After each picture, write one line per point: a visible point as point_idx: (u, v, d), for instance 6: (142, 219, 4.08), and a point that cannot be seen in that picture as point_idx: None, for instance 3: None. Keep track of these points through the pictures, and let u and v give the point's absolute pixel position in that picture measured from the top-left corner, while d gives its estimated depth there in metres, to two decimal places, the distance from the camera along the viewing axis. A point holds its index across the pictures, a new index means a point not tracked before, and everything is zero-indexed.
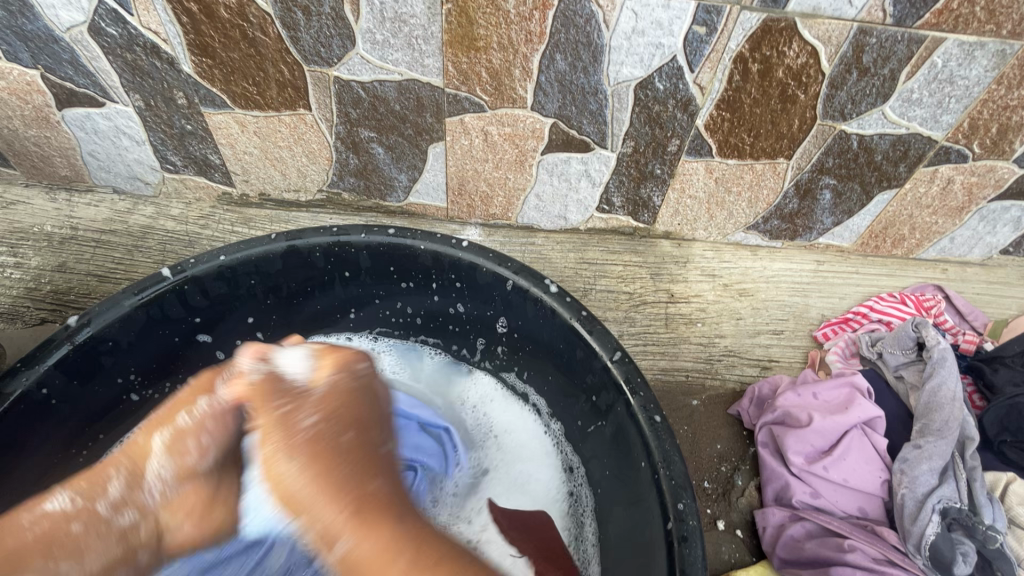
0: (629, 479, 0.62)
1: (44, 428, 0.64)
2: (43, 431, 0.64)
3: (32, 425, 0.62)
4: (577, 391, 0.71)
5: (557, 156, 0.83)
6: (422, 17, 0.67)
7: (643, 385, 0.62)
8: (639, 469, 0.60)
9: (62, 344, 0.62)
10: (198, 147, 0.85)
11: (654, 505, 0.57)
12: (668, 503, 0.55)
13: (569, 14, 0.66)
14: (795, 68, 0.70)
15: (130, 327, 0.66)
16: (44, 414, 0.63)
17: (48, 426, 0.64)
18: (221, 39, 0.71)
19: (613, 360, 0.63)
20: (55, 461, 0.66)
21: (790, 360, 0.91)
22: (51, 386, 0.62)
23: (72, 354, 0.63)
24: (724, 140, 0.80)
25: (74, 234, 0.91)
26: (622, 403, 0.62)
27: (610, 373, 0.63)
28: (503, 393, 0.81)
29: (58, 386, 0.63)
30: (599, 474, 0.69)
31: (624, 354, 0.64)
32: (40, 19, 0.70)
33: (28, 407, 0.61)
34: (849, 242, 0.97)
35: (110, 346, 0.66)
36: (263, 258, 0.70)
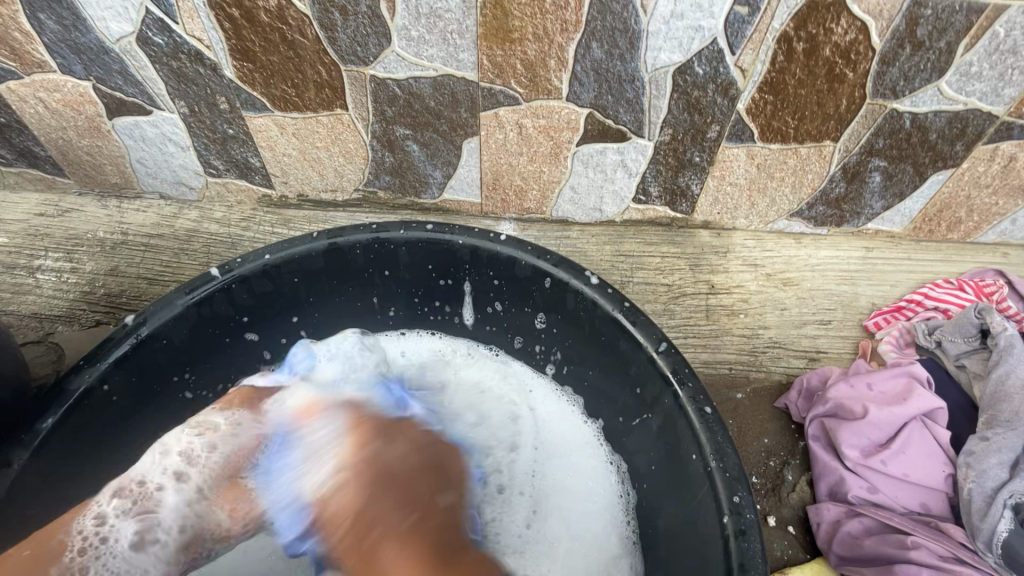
0: (678, 474, 0.61)
1: (104, 424, 0.66)
2: (103, 427, 0.66)
3: (96, 421, 0.65)
4: (619, 385, 0.70)
5: (592, 147, 0.82)
6: (457, 12, 0.67)
7: (690, 376, 0.60)
8: (690, 462, 0.59)
9: (122, 341, 0.65)
10: (239, 150, 0.87)
11: (706, 499, 0.56)
12: (722, 497, 0.54)
13: (605, 1, 0.65)
14: (843, 45, 0.68)
15: (183, 325, 0.68)
16: (106, 410, 0.66)
17: (110, 423, 0.67)
18: (262, 43, 0.72)
19: (659, 352, 0.62)
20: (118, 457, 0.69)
21: (839, 351, 0.88)
22: (111, 383, 0.65)
23: (131, 352, 0.65)
24: (766, 124, 0.78)
25: (124, 239, 0.95)
26: (669, 395, 0.61)
27: (656, 365, 0.62)
28: (540, 385, 0.79)
29: (118, 383, 0.66)
30: (645, 469, 0.68)
31: (670, 345, 0.62)
32: (92, 31, 0.73)
33: (91, 404, 0.64)
34: (901, 227, 0.92)
35: (164, 344, 0.68)
36: (305, 256, 0.71)
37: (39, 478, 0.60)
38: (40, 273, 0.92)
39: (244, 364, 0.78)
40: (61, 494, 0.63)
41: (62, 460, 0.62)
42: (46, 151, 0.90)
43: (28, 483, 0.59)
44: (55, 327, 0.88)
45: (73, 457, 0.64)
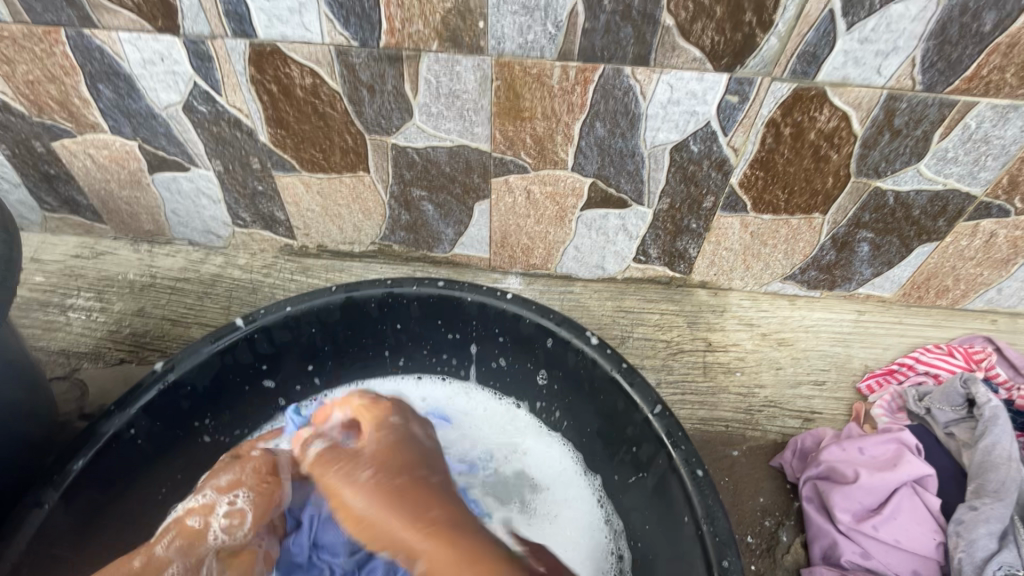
0: (672, 534, 0.63)
1: (129, 466, 0.70)
2: (128, 469, 0.70)
3: (121, 464, 0.69)
4: (616, 443, 0.72)
5: (595, 212, 0.88)
6: (474, 93, 0.74)
7: (684, 438, 0.63)
8: (682, 523, 0.61)
9: (151, 388, 0.69)
10: (267, 205, 0.94)
11: (697, 561, 0.58)
12: (713, 560, 0.57)
13: (608, 87, 0.72)
14: (826, 131, 0.74)
15: (206, 372, 0.73)
16: (131, 453, 0.69)
17: (133, 465, 0.70)
18: (296, 113, 0.80)
19: (654, 413, 0.65)
20: (139, 497, 0.72)
21: (834, 413, 0.90)
22: (138, 427, 0.69)
23: (158, 397, 0.70)
24: (758, 196, 0.83)
25: (152, 282, 1.01)
26: (664, 456, 0.64)
27: (651, 426, 0.65)
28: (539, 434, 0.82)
29: (144, 427, 0.70)
30: (640, 528, 0.70)
31: (665, 407, 0.65)
32: (144, 99, 0.80)
33: (117, 448, 0.68)
34: (892, 292, 0.96)
35: (188, 389, 0.72)
36: (323, 309, 0.76)
37: (66, 518, 0.63)
38: (72, 311, 0.98)
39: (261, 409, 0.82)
40: (85, 534, 0.67)
41: (87, 501, 0.66)
42: (88, 199, 0.97)
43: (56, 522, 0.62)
44: (81, 364, 0.93)
45: (99, 499, 0.67)
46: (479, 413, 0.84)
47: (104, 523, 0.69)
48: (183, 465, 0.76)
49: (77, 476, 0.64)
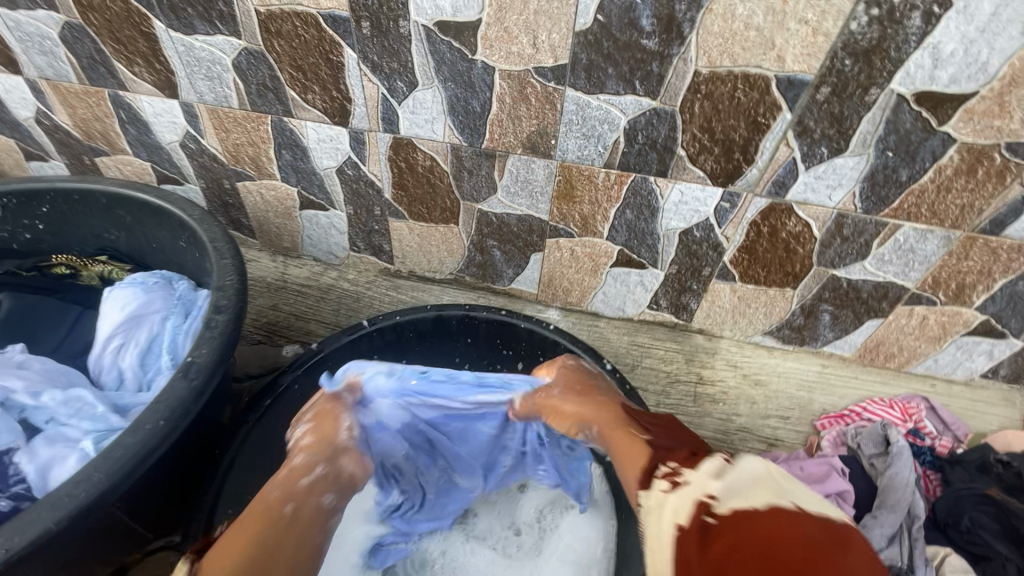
0: None
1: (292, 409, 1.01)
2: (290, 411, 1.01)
3: (286, 408, 1.00)
4: None
5: (621, 270, 1.18)
6: (542, 181, 1.05)
7: None
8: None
9: (310, 358, 1.02)
10: (378, 239, 1.27)
11: None
12: None
13: (637, 188, 1.02)
14: (794, 232, 1.02)
15: (341, 352, 1.06)
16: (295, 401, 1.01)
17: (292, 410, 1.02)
18: (414, 181, 1.12)
19: None
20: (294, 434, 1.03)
21: (792, 442, 1.17)
22: (301, 383, 1.01)
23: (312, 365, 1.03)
24: (745, 272, 1.11)
25: (285, 285, 1.35)
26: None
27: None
28: None
29: (303, 384, 1.02)
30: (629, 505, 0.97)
31: None
32: (311, 162, 1.15)
33: (287, 395, 1.00)
34: (850, 353, 1.22)
35: (328, 363, 1.05)
36: (420, 320, 1.09)
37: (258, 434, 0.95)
38: None
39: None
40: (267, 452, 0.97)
41: (269, 428, 0.97)
42: (249, 221, 1.32)
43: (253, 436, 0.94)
44: None
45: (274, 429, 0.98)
46: None
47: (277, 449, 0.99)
48: None
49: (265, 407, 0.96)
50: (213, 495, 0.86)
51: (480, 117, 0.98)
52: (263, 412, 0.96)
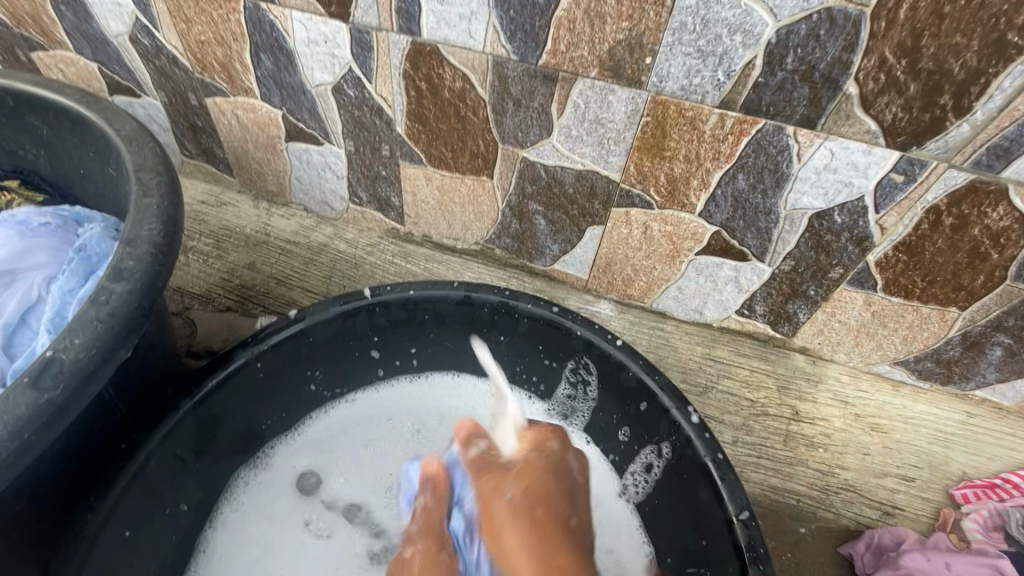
0: None
1: (248, 397, 0.73)
2: (246, 399, 0.73)
3: (240, 392, 0.71)
4: (688, 526, 0.68)
5: (710, 259, 0.85)
6: (620, 123, 0.73)
7: (766, 557, 0.59)
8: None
9: (283, 332, 0.72)
10: (385, 189, 0.97)
11: None
12: None
13: (763, 143, 0.68)
14: (994, 228, 0.68)
15: (328, 329, 0.75)
16: (252, 385, 0.72)
17: (250, 394, 0.73)
18: (437, 112, 0.81)
19: (739, 519, 0.61)
20: (249, 426, 0.75)
21: (917, 513, 0.86)
22: (264, 361, 0.72)
23: (285, 341, 0.73)
24: (893, 279, 0.78)
25: (266, 239, 1.06)
26: (737, 566, 0.60)
27: (732, 533, 0.61)
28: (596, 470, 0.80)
29: (267, 363, 0.72)
30: None
31: (752, 517, 0.60)
32: (299, 75, 0.83)
33: (243, 377, 0.71)
34: (1011, 401, 0.89)
35: (308, 341, 0.75)
36: (440, 300, 0.78)
37: (191, 425, 0.66)
38: (192, 253, 1.05)
39: (358, 371, 0.83)
40: (205, 451, 0.70)
41: (208, 421, 0.69)
42: (224, 153, 1.03)
43: (183, 429, 0.66)
44: (193, 305, 1.00)
45: (218, 422, 0.70)
46: None
47: (216, 445, 0.71)
48: (289, 406, 0.79)
49: (208, 392, 0.67)
50: (103, 519, 0.58)
51: (543, 13, 0.65)
52: (202, 397, 0.67)
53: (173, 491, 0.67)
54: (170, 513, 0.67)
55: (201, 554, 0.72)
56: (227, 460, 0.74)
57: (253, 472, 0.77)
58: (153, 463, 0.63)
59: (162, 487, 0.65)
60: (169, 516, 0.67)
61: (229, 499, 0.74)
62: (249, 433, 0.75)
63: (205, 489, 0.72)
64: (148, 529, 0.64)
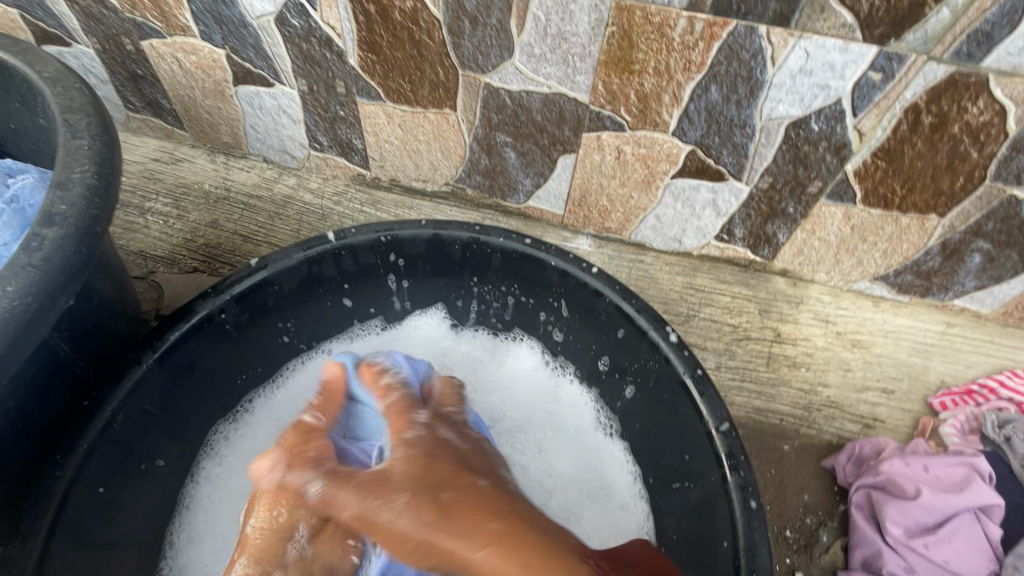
0: (706, 544, 0.62)
1: (217, 350, 0.71)
2: (215, 353, 0.71)
3: (208, 345, 0.69)
4: (670, 445, 0.69)
5: (686, 182, 0.83)
6: (584, 37, 0.68)
7: (745, 463, 0.59)
8: (720, 547, 0.59)
9: (246, 280, 0.69)
10: (346, 131, 0.92)
11: None
12: None
13: (735, 47, 0.64)
14: (974, 125, 0.65)
15: (295, 277, 0.73)
16: (221, 339, 0.70)
17: (218, 347, 0.71)
18: (390, 39, 0.75)
19: (719, 430, 0.61)
20: (222, 381, 0.74)
21: (897, 423, 0.87)
22: (229, 313, 0.69)
23: (249, 291, 0.70)
24: (872, 189, 0.76)
25: (227, 195, 1.01)
26: (717, 475, 0.60)
27: (712, 444, 0.61)
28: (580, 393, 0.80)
29: (233, 315, 0.70)
30: (675, 529, 0.68)
31: (732, 427, 0.61)
32: (237, 6, 0.77)
33: (209, 330, 0.68)
34: (989, 308, 0.90)
35: (275, 290, 0.72)
36: (409, 240, 0.75)
37: (159, 379, 0.65)
38: (150, 215, 1.00)
39: (330, 321, 0.81)
40: (179, 406, 0.69)
41: (176, 376, 0.67)
42: (171, 104, 0.97)
43: (151, 384, 0.64)
44: (157, 267, 0.95)
45: (189, 377, 0.69)
46: (524, 370, 0.82)
47: (190, 400, 0.70)
48: (263, 359, 0.77)
49: (173, 346, 0.65)
50: (72, 475, 0.57)
51: None
52: (166, 351, 0.64)
53: (148, 447, 0.66)
54: (147, 469, 0.67)
55: (184, 508, 0.70)
56: (201, 415, 0.73)
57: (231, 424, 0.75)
58: (121, 418, 0.61)
59: (135, 443, 0.64)
60: (146, 471, 0.66)
61: (208, 454, 0.73)
62: (222, 388, 0.74)
63: (183, 444, 0.71)
64: (124, 485, 0.64)
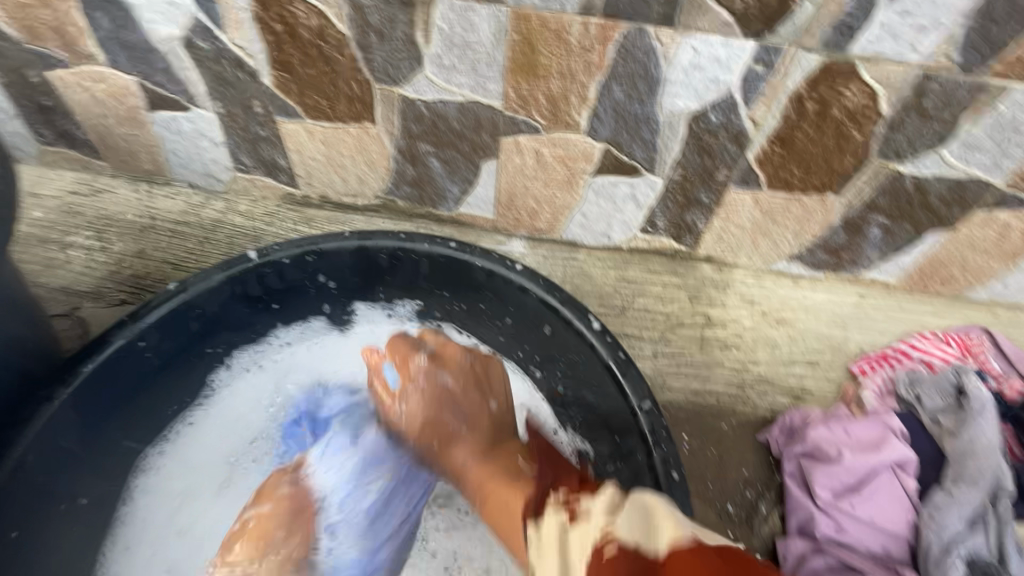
0: None
1: (136, 380, 0.70)
2: (135, 383, 0.70)
3: (129, 374, 0.69)
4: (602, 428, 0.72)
5: (605, 179, 0.86)
6: (488, 45, 0.70)
7: (667, 438, 0.63)
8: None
9: (164, 305, 0.68)
10: (269, 151, 0.92)
11: None
12: None
13: (629, 48, 0.68)
14: (852, 108, 0.71)
15: (217, 297, 0.72)
16: (141, 367, 0.69)
17: (140, 378, 0.70)
18: (301, 57, 0.76)
19: (641, 409, 0.64)
20: (147, 411, 0.73)
21: (823, 393, 0.92)
22: (148, 340, 0.68)
23: (168, 316, 0.68)
24: (774, 173, 0.81)
25: (152, 223, 0.99)
26: (642, 451, 0.63)
27: (636, 422, 0.64)
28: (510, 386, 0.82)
29: (154, 342, 0.69)
30: None
31: (653, 405, 0.64)
32: (142, 32, 0.76)
33: (128, 358, 0.67)
34: (896, 278, 0.96)
35: (198, 313, 0.71)
36: (335, 253, 0.75)
37: (74, 415, 0.64)
38: (70, 249, 0.96)
39: (263, 340, 0.81)
40: (97, 441, 0.68)
41: (92, 410, 0.66)
42: (85, 135, 0.94)
43: (63, 420, 0.63)
44: (81, 302, 0.91)
45: (107, 410, 0.68)
46: None
47: (109, 433, 0.69)
48: (191, 384, 0.77)
49: (87, 378, 0.64)
50: None
51: None
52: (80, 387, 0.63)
53: (65, 486, 0.65)
54: (66, 508, 0.66)
55: (122, 543, 0.70)
56: (125, 447, 0.72)
57: (161, 450, 0.75)
58: (32, 458, 0.60)
59: (50, 483, 0.63)
60: (67, 511, 0.66)
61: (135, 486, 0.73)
62: (147, 419, 0.74)
63: (108, 480, 0.70)
64: (39, 526, 0.63)
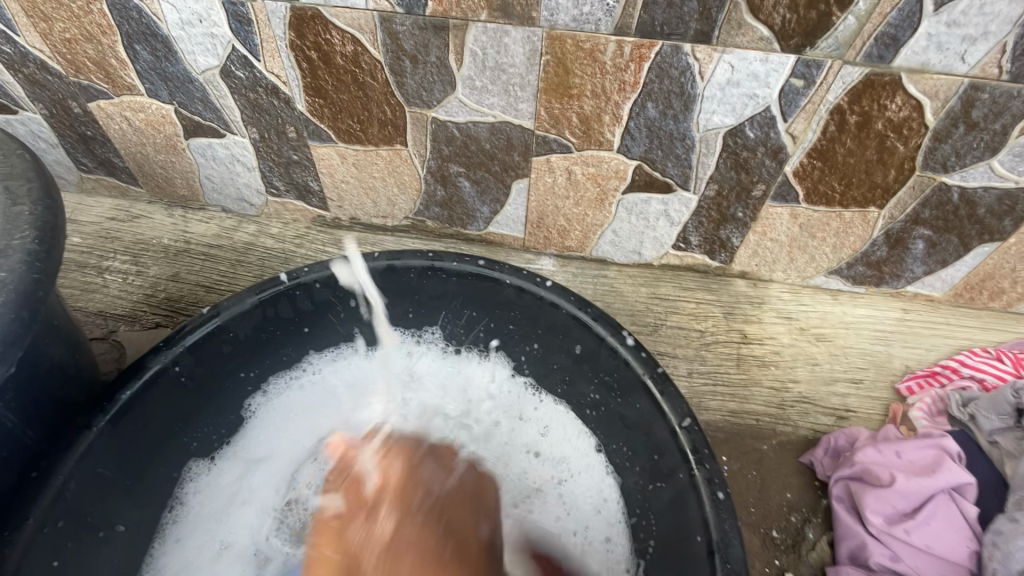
0: (681, 550, 0.61)
1: (172, 404, 0.70)
2: (170, 408, 0.70)
3: (165, 399, 0.69)
4: (639, 449, 0.69)
5: (637, 196, 0.85)
6: (521, 67, 0.70)
7: (710, 456, 0.60)
8: (695, 543, 0.58)
9: (198, 329, 0.68)
10: (301, 174, 0.93)
11: None
12: None
13: (664, 66, 0.67)
14: (896, 120, 0.69)
15: (249, 321, 0.72)
16: (176, 392, 0.69)
17: (177, 402, 0.70)
18: (335, 82, 0.77)
19: (682, 426, 0.62)
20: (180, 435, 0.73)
21: (869, 412, 0.88)
22: (182, 364, 0.68)
23: (203, 339, 0.69)
24: (812, 187, 0.79)
25: (187, 247, 1.00)
26: (684, 471, 0.60)
27: (676, 440, 0.61)
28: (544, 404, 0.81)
29: (188, 366, 0.69)
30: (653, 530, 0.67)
31: (693, 422, 0.62)
32: (181, 63, 0.78)
33: (163, 383, 0.67)
34: (940, 292, 0.93)
35: (230, 336, 0.72)
36: (364, 274, 0.75)
37: (112, 441, 0.64)
38: (108, 273, 0.97)
39: (298, 366, 0.82)
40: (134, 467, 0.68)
41: (128, 437, 0.66)
42: (124, 162, 0.97)
43: (101, 446, 0.63)
44: (119, 326, 0.92)
45: (144, 435, 0.68)
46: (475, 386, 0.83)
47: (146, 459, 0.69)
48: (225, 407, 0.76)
49: (125, 404, 0.64)
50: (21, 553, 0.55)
51: None
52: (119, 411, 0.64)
53: (105, 512, 0.65)
54: (104, 536, 0.65)
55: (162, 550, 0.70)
56: (161, 470, 0.71)
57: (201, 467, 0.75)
58: (72, 486, 0.60)
59: (91, 511, 0.63)
60: (105, 539, 0.65)
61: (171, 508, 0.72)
62: (183, 442, 0.73)
63: (145, 508, 0.70)
64: (80, 554, 0.62)
